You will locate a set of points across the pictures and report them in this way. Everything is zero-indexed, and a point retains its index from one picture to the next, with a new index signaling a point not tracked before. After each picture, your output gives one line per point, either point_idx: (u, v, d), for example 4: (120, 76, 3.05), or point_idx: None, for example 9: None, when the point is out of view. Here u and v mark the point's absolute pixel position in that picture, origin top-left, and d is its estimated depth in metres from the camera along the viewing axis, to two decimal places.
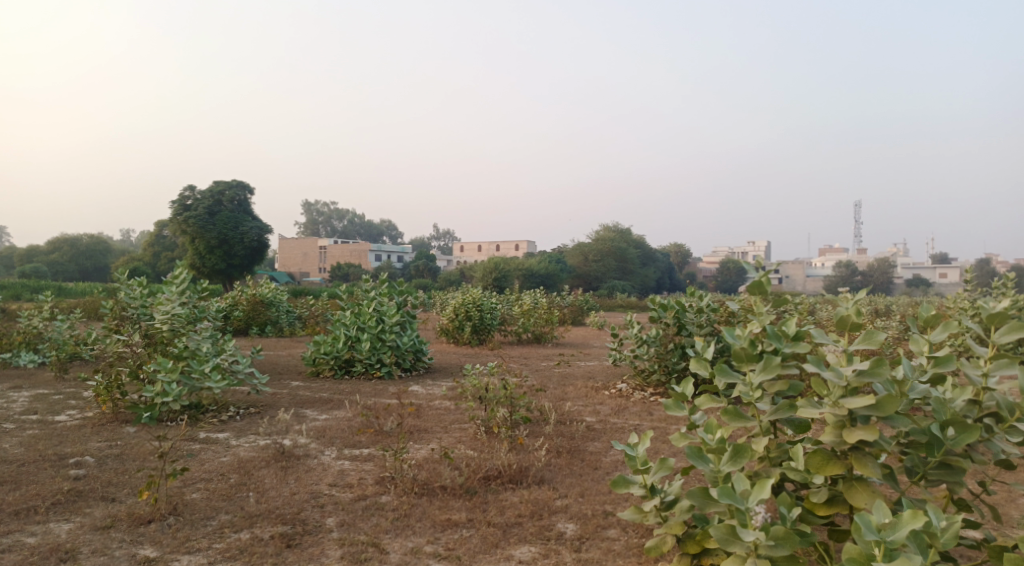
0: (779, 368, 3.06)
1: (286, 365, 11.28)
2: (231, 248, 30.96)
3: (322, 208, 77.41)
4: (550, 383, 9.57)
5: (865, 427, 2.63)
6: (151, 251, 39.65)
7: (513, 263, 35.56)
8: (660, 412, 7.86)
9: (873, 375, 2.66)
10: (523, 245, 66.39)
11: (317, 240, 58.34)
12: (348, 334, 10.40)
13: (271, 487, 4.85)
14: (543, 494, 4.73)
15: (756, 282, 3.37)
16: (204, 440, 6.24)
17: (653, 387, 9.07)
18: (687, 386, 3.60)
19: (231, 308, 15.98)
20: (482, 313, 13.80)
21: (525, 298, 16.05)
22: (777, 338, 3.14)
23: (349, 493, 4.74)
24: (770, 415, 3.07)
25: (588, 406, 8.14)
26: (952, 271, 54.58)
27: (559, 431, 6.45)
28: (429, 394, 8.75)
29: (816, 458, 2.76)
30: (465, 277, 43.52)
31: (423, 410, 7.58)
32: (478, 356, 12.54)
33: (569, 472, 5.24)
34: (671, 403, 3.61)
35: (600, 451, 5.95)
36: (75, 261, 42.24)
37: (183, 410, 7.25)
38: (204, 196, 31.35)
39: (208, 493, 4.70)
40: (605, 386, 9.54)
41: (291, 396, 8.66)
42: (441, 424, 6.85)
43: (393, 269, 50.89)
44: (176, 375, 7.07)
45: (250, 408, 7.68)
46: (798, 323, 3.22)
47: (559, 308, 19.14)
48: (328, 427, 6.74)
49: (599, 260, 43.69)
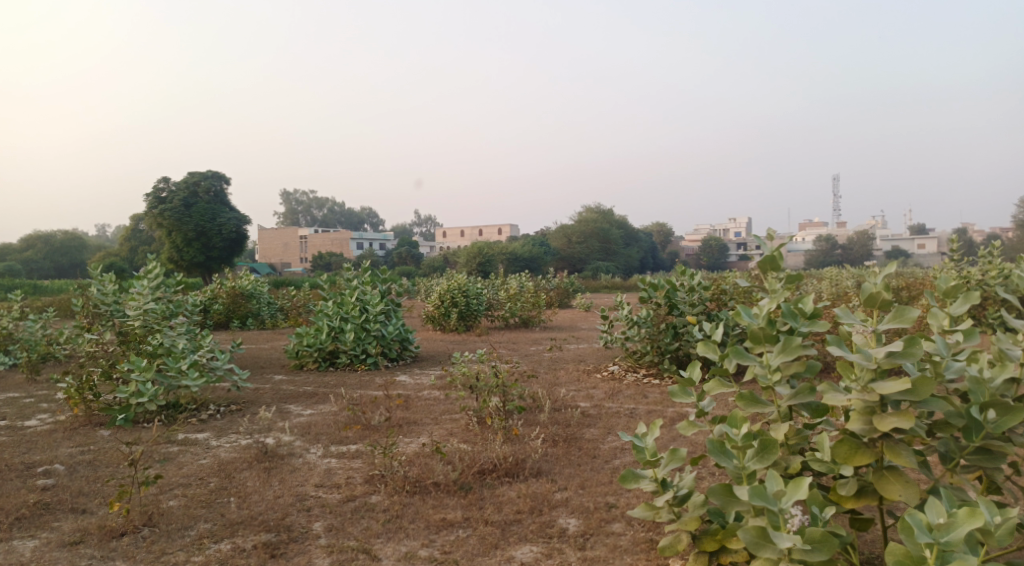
0: (799, 350, 2.82)
1: (268, 359, 10.98)
2: (210, 240, 30.45)
3: (301, 198, 76.68)
4: (541, 368, 9.34)
5: (899, 413, 2.37)
6: (128, 246, 39.05)
7: (496, 248, 35.30)
8: (654, 395, 7.65)
9: (906, 355, 2.40)
10: (506, 228, 66.07)
11: (297, 230, 57.75)
12: (331, 325, 10.10)
13: (254, 491, 4.58)
14: (541, 488, 4.50)
15: (769, 256, 3.09)
16: (183, 442, 5.96)
17: (646, 369, 8.85)
18: (694, 370, 3.34)
19: (210, 301, 15.62)
20: (468, 298, 13.55)
21: (511, 282, 15.80)
22: (795, 317, 2.90)
23: (337, 494, 4.49)
24: (789, 400, 2.83)
25: (581, 390, 7.91)
26: (930, 242, 54.90)
27: (554, 419, 6.22)
28: (417, 385, 8.49)
29: (843, 447, 2.50)
30: (448, 263, 43.21)
31: (412, 401, 7.32)
32: (466, 342, 12.28)
33: (567, 463, 5.00)
34: (678, 388, 3.35)
35: (598, 439, 5.73)
36: (50, 259, 41.53)
37: (161, 410, 6.95)
38: (179, 188, 30.76)
39: (186, 500, 4.43)
40: (597, 369, 9.33)
41: (274, 391, 8.38)
42: (431, 415, 6.60)
43: (376, 257, 50.47)
44: (151, 374, 6.79)
45: (231, 405, 7.40)
46: (816, 300, 2.97)
47: (545, 291, 18.91)
48: (313, 423, 6.47)
49: (583, 242, 43.50)
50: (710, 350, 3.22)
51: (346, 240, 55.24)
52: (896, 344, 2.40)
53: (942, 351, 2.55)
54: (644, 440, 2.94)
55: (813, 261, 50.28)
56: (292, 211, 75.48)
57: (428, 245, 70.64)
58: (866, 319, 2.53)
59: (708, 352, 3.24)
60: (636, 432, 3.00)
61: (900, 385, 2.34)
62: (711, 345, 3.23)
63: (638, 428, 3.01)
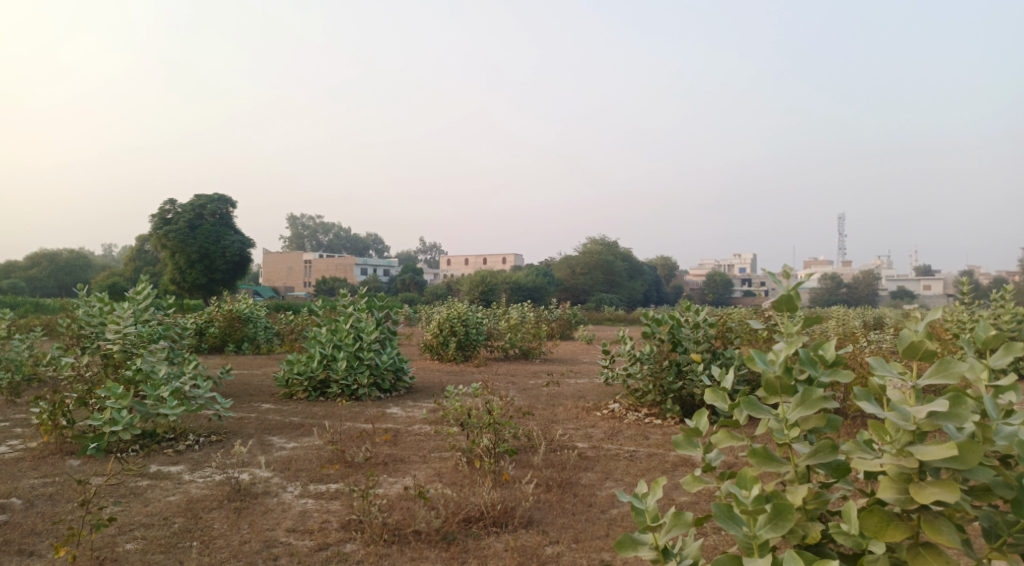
0: (821, 403, 2.47)
1: (258, 386, 10.65)
2: (213, 262, 30.21)
3: (307, 222, 76.69)
4: (538, 404, 8.99)
5: (942, 484, 2.03)
6: (132, 266, 38.86)
7: (499, 277, 35.00)
8: (655, 436, 7.30)
9: (951, 417, 2.07)
10: (511, 258, 65.95)
11: (302, 254, 57.62)
12: (323, 352, 9.76)
13: (220, 535, 4.23)
14: (530, 540, 4.16)
15: (785, 295, 2.74)
16: (155, 475, 5.62)
17: (648, 408, 8.50)
18: (702, 418, 3.00)
19: (206, 325, 15.33)
20: (467, 328, 13.23)
21: (512, 312, 15.48)
22: (814, 365, 2.56)
23: (309, 541, 4.14)
24: (808, 459, 2.48)
25: (579, 429, 7.56)
26: (934, 282, 54.57)
27: (549, 461, 5.86)
28: (409, 418, 8.14)
29: (873, 519, 2.15)
30: (451, 291, 42.86)
31: (401, 436, 6.97)
32: (463, 374, 11.93)
33: (560, 512, 4.65)
34: (682, 439, 3.01)
35: (594, 485, 5.37)
36: (53, 276, 41.31)
37: (136, 440, 6.61)
38: (185, 210, 30.60)
39: (145, 543, 4.08)
40: (596, 406, 8.97)
41: (260, 420, 8.04)
42: (420, 453, 6.25)
43: (379, 284, 50.22)
44: (127, 402, 6.44)
45: (211, 436, 7.05)
46: (838, 346, 2.63)
47: (547, 323, 18.60)
48: (294, 458, 6.12)
49: (587, 273, 43.19)
50: (719, 397, 2.88)
51: (350, 265, 55.06)
52: (939, 403, 2.07)
53: (992, 412, 2.20)
54: (643, 500, 2.56)
55: (818, 299, 49.96)
56: (298, 235, 75.48)
57: (433, 273, 70.50)
58: (904, 373, 2.19)
59: (717, 400, 2.90)
60: (633, 490, 2.63)
61: (944, 450, 2.01)
62: (719, 391, 2.89)
63: (636, 486, 2.65)
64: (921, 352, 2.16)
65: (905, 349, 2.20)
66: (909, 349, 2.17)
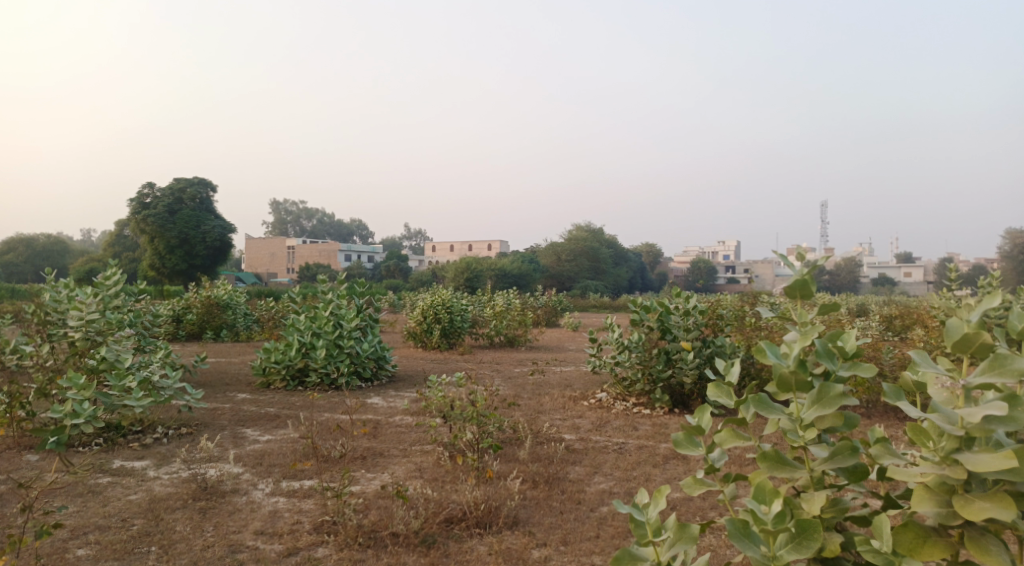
0: (841, 400, 2.16)
1: (234, 375, 10.31)
2: (193, 248, 29.67)
3: (291, 208, 75.91)
4: (523, 393, 8.72)
5: (993, 499, 1.77)
6: (111, 251, 38.12)
7: (485, 263, 34.69)
8: (645, 427, 7.05)
9: (1005, 422, 1.80)
10: (496, 245, 65.68)
11: (285, 240, 57.01)
12: (301, 340, 9.42)
13: (181, 539, 3.92)
14: (516, 543, 3.89)
15: (799, 281, 2.43)
16: (118, 471, 5.32)
17: (636, 397, 8.26)
18: (704, 415, 2.71)
19: (184, 312, 14.98)
20: (451, 315, 12.93)
21: (498, 299, 15.19)
22: (831, 358, 2.24)
23: (277, 545, 3.85)
24: (826, 463, 2.17)
25: (566, 419, 7.30)
26: (917, 270, 54.79)
27: (535, 455, 5.58)
28: (390, 408, 7.85)
29: (907, 535, 1.88)
30: (435, 278, 42.44)
31: (381, 428, 6.68)
32: (446, 362, 11.65)
33: (547, 510, 4.38)
34: (681, 437, 2.73)
35: (582, 480, 5.10)
36: (30, 262, 40.55)
37: (99, 433, 6.29)
38: (164, 194, 30.03)
39: (99, 549, 3.80)
40: (583, 395, 8.72)
41: (234, 411, 7.73)
42: (400, 446, 5.97)
43: (363, 270, 49.78)
44: (89, 394, 6.13)
45: (181, 429, 6.74)
46: (860, 337, 2.31)
47: (533, 310, 18.36)
48: (267, 452, 5.82)
49: (572, 260, 42.96)
50: (723, 393, 2.59)
51: (334, 251, 54.55)
52: (995, 406, 1.80)
53: None
54: (644, 514, 2.28)
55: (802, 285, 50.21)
56: (281, 222, 74.80)
57: (417, 259, 70.04)
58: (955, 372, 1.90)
59: (721, 396, 2.60)
60: (632, 501, 2.35)
61: (1000, 461, 1.74)
62: (723, 386, 2.60)
63: (636, 496, 2.37)
64: (975, 346, 1.88)
65: (956, 342, 1.92)
66: (961, 343, 1.90)
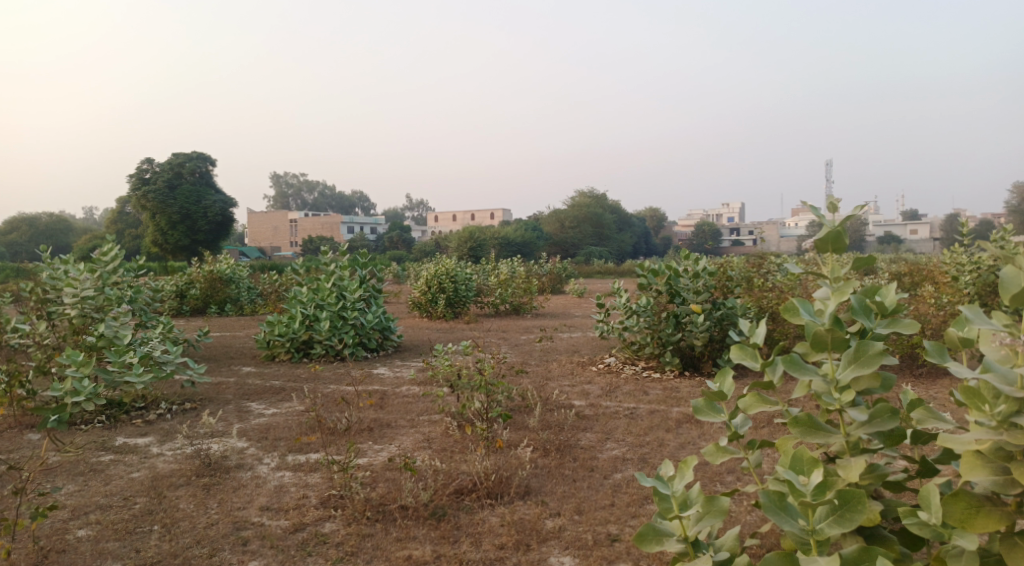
0: (879, 359, 2.04)
1: (238, 349, 10.21)
2: (195, 223, 29.48)
3: (292, 181, 75.52)
4: (531, 360, 8.61)
5: None
6: (115, 229, 37.97)
7: (488, 232, 34.49)
8: (656, 392, 6.94)
9: None
10: (498, 213, 65.39)
11: (287, 213, 56.75)
12: (305, 312, 9.29)
13: (184, 517, 3.81)
14: (529, 513, 3.78)
15: (831, 233, 2.28)
16: (120, 449, 5.21)
17: (645, 361, 8.14)
18: (726, 380, 2.60)
19: (187, 287, 14.87)
20: (456, 284, 12.78)
21: (502, 267, 15.03)
22: (868, 315, 2.11)
23: (283, 521, 3.74)
24: (863, 428, 2.06)
25: (575, 386, 7.18)
26: (924, 228, 54.39)
27: (545, 422, 5.46)
28: (396, 379, 7.74)
29: (958, 506, 1.85)
30: (438, 247, 42.21)
31: (387, 399, 6.56)
32: (452, 331, 11.52)
33: (560, 479, 4.26)
34: (702, 403, 2.61)
35: (594, 447, 4.99)
36: (34, 242, 40.39)
37: (101, 411, 6.17)
38: (164, 169, 29.77)
39: (99, 529, 3.70)
40: (592, 361, 8.60)
41: (238, 385, 7.63)
42: (407, 417, 5.86)
43: (367, 242, 49.57)
44: (88, 370, 6.03)
45: (185, 404, 6.62)
46: (898, 292, 2.17)
47: (537, 277, 18.20)
48: (271, 426, 5.70)
49: (575, 227, 42.69)
50: (748, 355, 2.47)
51: (337, 223, 54.32)
52: None
53: None
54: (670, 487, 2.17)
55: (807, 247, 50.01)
56: (282, 195, 74.46)
57: (420, 229, 69.77)
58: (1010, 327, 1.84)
59: (745, 359, 2.48)
60: (656, 474, 2.24)
61: None
62: (747, 348, 2.48)
63: (660, 469, 2.27)
64: None
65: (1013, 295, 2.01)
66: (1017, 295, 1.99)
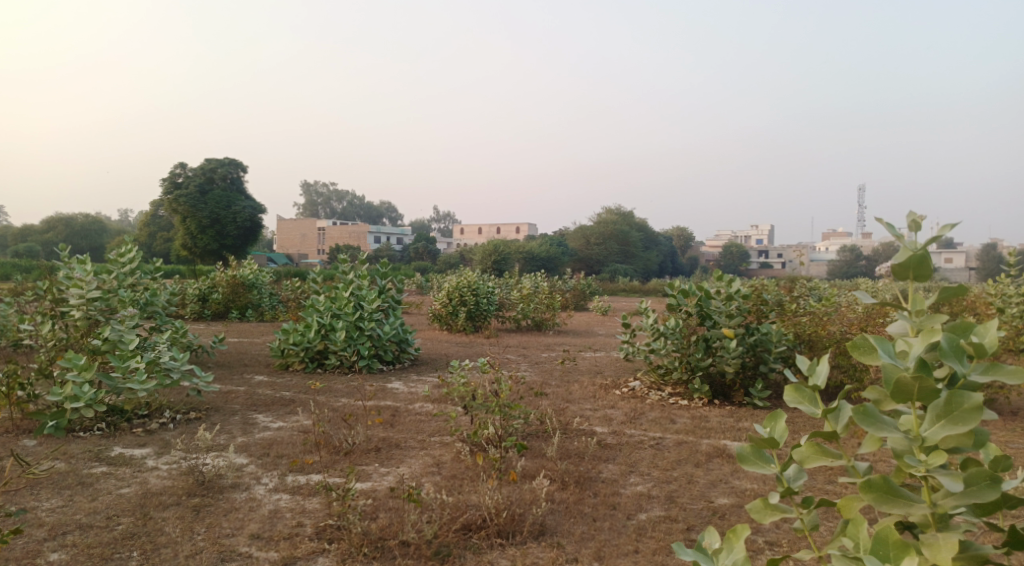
0: (976, 416, 1.73)
1: (253, 356, 9.95)
2: (224, 228, 29.48)
3: (323, 190, 75.89)
4: (552, 380, 8.27)
5: None
6: (146, 231, 38.18)
7: (514, 246, 34.28)
8: (683, 420, 6.57)
9: None
10: (525, 227, 65.15)
11: (316, 221, 56.89)
12: (321, 322, 9.02)
13: (167, 543, 3.52)
14: (543, 556, 3.44)
15: (914, 257, 1.94)
16: (116, 460, 4.92)
17: (672, 387, 7.77)
18: (778, 424, 2.30)
19: (208, 291, 14.72)
20: (478, 297, 12.46)
21: (526, 281, 14.68)
22: (960, 358, 1.79)
23: (273, 553, 3.44)
24: (954, 498, 1.76)
25: (597, 410, 6.83)
26: (957, 256, 53.29)
27: (565, 450, 5.12)
28: (411, 394, 7.42)
29: None
30: (463, 259, 41.96)
31: (401, 417, 6.23)
32: (472, 345, 11.20)
33: (578, 518, 3.95)
34: (748, 451, 2.32)
35: (617, 481, 4.63)
36: (68, 240, 40.71)
37: (101, 417, 5.89)
38: (196, 174, 29.85)
39: (74, 553, 3.41)
40: (615, 383, 8.23)
41: (248, 394, 7.36)
42: (418, 437, 5.53)
43: (394, 252, 49.49)
44: (90, 376, 5.75)
45: (190, 413, 6.35)
46: (1000, 328, 1.82)
47: (561, 293, 17.86)
48: (274, 441, 5.40)
49: (602, 243, 42.28)
50: (805, 399, 2.17)
51: (363, 232, 54.34)
52: None
53: None
54: (716, 562, 1.90)
55: (836, 271, 49.12)
56: (312, 204, 74.86)
57: (446, 242, 69.71)
58: None
59: (801, 402, 2.19)
60: (700, 543, 1.97)
61: None
62: (804, 390, 2.18)
63: (703, 538, 1.98)
64: None
65: None
66: None
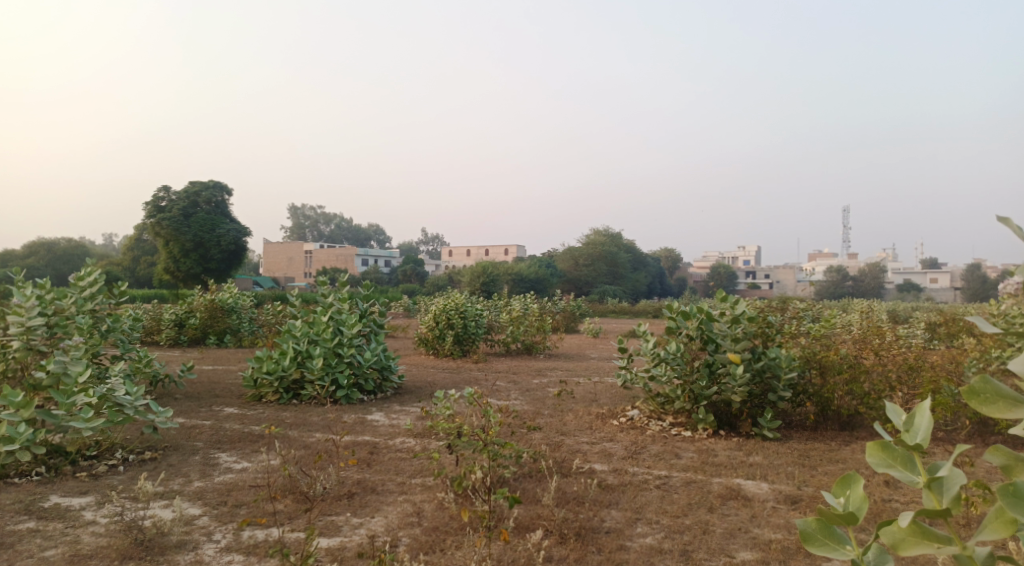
0: None
1: (225, 386, 9.32)
2: (208, 251, 28.80)
3: (310, 213, 75.21)
4: (544, 410, 7.66)
5: None
6: (130, 255, 37.41)
7: (502, 268, 33.70)
8: (689, 455, 6.00)
9: None
10: (512, 250, 64.68)
11: (302, 245, 56.17)
12: (297, 348, 8.41)
13: None
14: None
15: None
16: (49, 512, 4.29)
17: (673, 416, 7.19)
18: (854, 491, 1.72)
19: (185, 316, 14.07)
20: (466, 320, 11.88)
21: (516, 303, 14.10)
22: None
23: None
24: None
25: (594, 443, 6.26)
26: (943, 276, 53.27)
27: (562, 495, 4.53)
28: (392, 428, 6.81)
29: None
30: (451, 282, 41.29)
31: (380, 455, 5.62)
32: (459, 371, 10.60)
33: None
34: (814, 527, 1.74)
35: (622, 532, 4.04)
36: (51, 265, 39.76)
37: (41, 461, 5.25)
38: (179, 197, 29.22)
39: None
40: (613, 412, 7.65)
41: (213, 430, 6.73)
42: (397, 479, 4.93)
43: (381, 274, 48.80)
44: (28, 413, 5.13)
45: (144, 453, 5.72)
46: None
47: (551, 315, 17.30)
48: (235, 486, 4.78)
49: (591, 265, 41.77)
50: (897, 462, 1.61)
51: (350, 255, 53.66)
52: None
53: None
54: None
55: (824, 291, 48.93)
56: (299, 228, 74.20)
57: (435, 264, 69.06)
58: None
59: (891, 466, 1.62)
60: None
61: None
62: (894, 448, 1.63)
63: None
64: None
65: None
66: None
